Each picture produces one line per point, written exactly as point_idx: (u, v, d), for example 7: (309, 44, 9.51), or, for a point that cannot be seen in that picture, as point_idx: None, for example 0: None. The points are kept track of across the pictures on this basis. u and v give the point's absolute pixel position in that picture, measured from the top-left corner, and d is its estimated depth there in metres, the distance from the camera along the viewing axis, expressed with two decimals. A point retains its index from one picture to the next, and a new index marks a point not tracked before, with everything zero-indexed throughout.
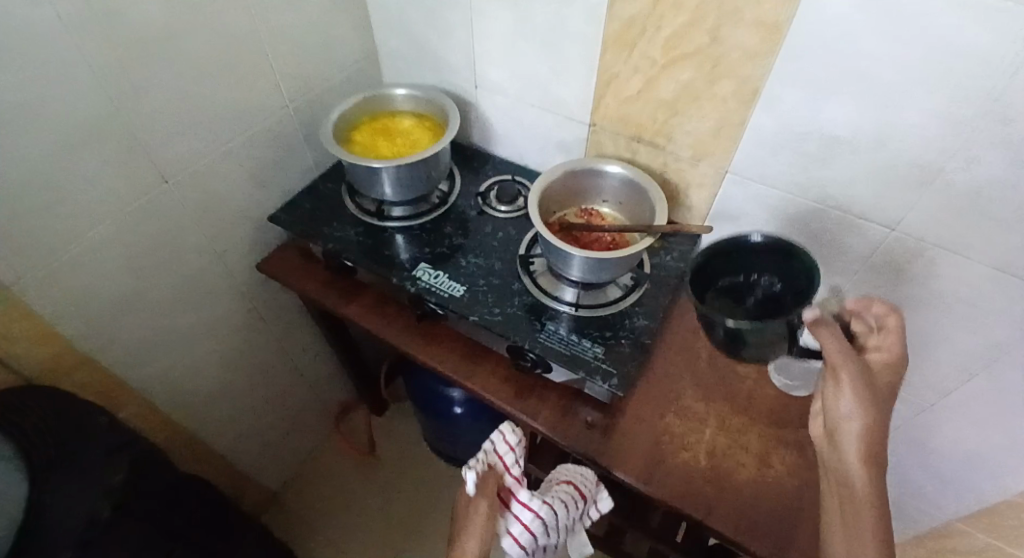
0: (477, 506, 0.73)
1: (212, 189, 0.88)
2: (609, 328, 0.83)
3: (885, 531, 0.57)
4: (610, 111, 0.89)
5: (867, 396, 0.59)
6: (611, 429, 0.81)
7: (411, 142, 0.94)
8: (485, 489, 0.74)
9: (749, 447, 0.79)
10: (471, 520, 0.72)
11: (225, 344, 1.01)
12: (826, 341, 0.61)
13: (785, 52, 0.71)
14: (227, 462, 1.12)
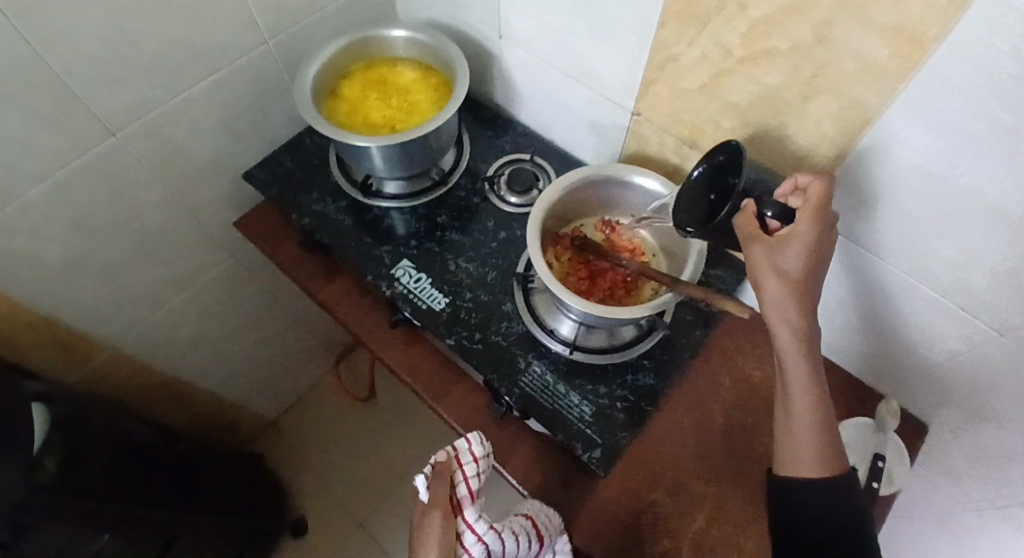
0: (430, 515, 0.57)
1: (177, 141, 0.75)
2: (607, 381, 0.70)
3: (829, 443, 0.51)
4: (660, 103, 0.68)
5: (798, 297, 0.49)
6: (587, 493, 0.69)
7: (410, 104, 0.76)
8: (439, 498, 0.58)
9: (743, 547, 0.66)
10: (424, 531, 0.57)
11: (206, 294, 0.94)
12: (755, 257, 0.51)
13: (920, 79, 0.47)
14: (217, 397, 1.11)
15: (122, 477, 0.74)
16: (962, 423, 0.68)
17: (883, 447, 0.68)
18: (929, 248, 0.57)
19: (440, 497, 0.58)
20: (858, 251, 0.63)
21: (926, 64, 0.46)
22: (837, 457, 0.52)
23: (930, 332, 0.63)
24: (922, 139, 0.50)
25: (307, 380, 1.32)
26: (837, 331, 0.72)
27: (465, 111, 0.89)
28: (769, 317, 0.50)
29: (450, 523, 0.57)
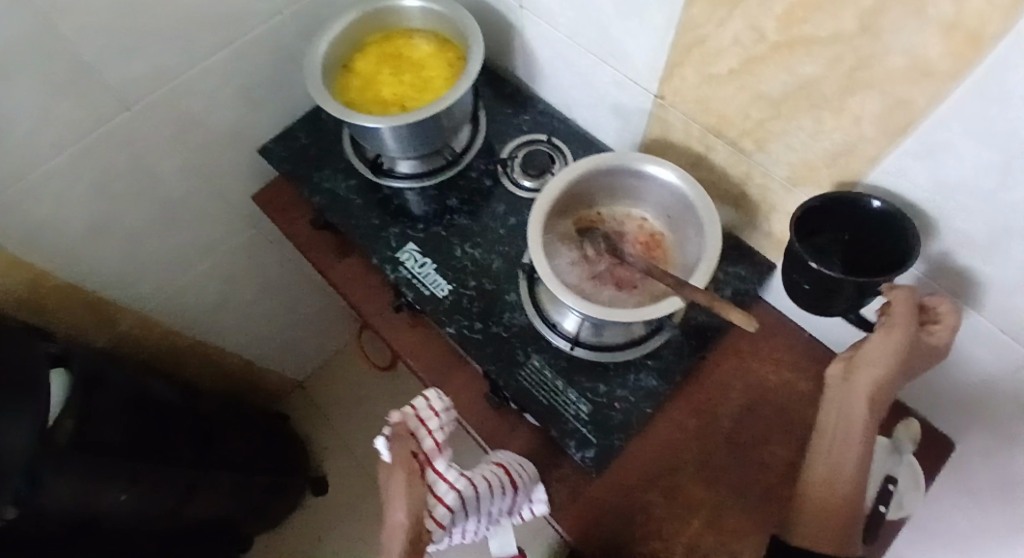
0: (392, 475, 0.52)
1: (193, 113, 0.74)
2: (608, 380, 0.67)
3: (854, 525, 0.48)
4: (687, 88, 0.62)
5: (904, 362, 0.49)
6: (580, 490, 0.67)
7: (423, 80, 0.73)
8: (402, 457, 0.53)
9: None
10: (388, 492, 0.53)
11: (228, 262, 0.96)
12: (896, 306, 0.49)
13: (980, 79, 0.40)
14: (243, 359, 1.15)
15: (143, 439, 0.78)
16: (995, 449, 0.63)
17: (897, 469, 0.58)
18: (974, 266, 0.50)
19: (402, 456, 0.53)
20: None
21: (991, 65, 0.39)
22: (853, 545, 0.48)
23: (966, 353, 0.57)
24: (982, 148, 0.43)
25: (331, 344, 1.34)
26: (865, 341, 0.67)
27: (485, 86, 0.84)
28: (868, 361, 0.50)
29: (415, 477, 0.52)
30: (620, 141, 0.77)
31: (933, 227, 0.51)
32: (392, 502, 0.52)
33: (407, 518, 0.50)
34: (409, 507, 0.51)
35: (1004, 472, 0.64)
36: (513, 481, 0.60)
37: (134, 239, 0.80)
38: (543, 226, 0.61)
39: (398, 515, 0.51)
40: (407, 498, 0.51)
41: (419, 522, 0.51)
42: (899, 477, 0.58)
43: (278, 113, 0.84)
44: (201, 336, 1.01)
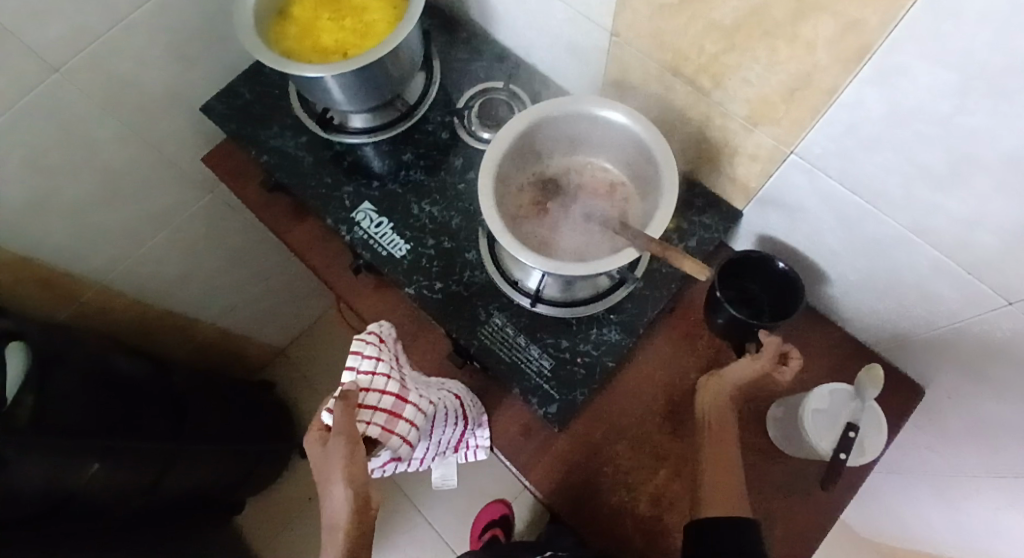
0: (330, 445, 0.50)
1: (125, 76, 0.70)
2: (571, 335, 0.65)
3: (737, 490, 0.56)
4: (640, 23, 0.58)
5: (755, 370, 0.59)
6: (546, 442, 0.67)
7: (366, 26, 0.69)
8: (343, 426, 0.50)
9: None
10: (330, 461, 0.50)
11: (190, 231, 0.93)
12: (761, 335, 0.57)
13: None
14: (219, 329, 1.14)
15: (111, 413, 0.77)
16: (964, 390, 0.62)
17: (859, 415, 0.56)
18: (937, 202, 0.48)
19: (344, 424, 0.50)
20: (855, 200, 0.54)
21: None
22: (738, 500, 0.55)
23: (930, 293, 0.55)
24: (944, 70, 0.40)
25: (311, 311, 1.33)
26: (834, 286, 0.65)
27: (438, 32, 0.80)
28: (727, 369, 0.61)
29: (359, 448, 0.50)
30: (579, 86, 0.73)
31: (894, 161, 0.48)
32: (329, 474, 0.50)
33: (347, 494, 0.50)
34: (349, 484, 0.49)
35: (975, 413, 0.63)
36: (462, 411, 0.64)
37: (83, 211, 0.77)
38: (492, 177, 0.58)
39: (340, 488, 0.50)
40: (346, 473, 0.50)
41: (363, 496, 0.50)
42: (862, 422, 0.56)
43: (221, 71, 0.80)
44: (171, 307, 1.00)
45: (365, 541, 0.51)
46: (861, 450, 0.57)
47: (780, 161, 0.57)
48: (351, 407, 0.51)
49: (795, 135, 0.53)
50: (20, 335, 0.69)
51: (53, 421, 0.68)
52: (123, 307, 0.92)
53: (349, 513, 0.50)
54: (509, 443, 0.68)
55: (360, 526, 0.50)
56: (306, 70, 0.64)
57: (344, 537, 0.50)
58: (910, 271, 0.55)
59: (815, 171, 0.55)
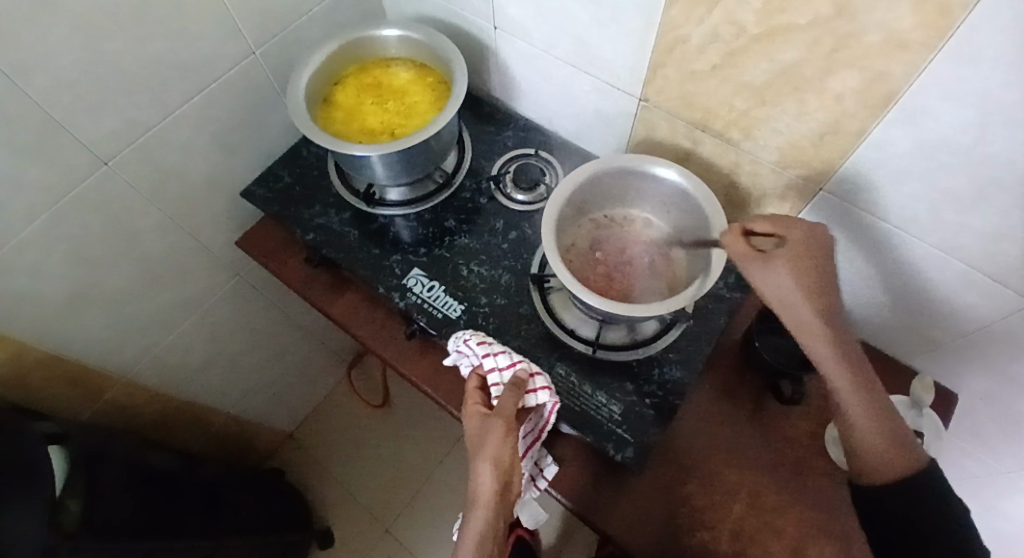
0: (492, 424, 0.55)
1: (169, 165, 0.72)
2: (633, 378, 0.68)
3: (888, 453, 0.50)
4: (670, 88, 0.65)
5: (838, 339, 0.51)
6: (619, 487, 0.68)
7: (408, 107, 0.74)
8: (506, 411, 0.56)
9: (784, 533, 0.65)
10: (483, 441, 0.55)
11: (215, 315, 0.92)
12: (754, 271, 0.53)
13: (952, 45, 0.44)
14: (233, 416, 1.10)
15: (146, 510, 0.72)
16: (997, 391, 0.67)
17: (920, 423, 0.63)
18: (962, 221, 0.55)
19: (508, 408, 0.56)
20: (882, 225, 0.61)
21: (960, 30, 0.43)
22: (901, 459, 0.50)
23: (957, 303, 0.62)
24: (959, 107, 0.47)
25: (321, 389, 1.30)
26: (863, 306, 0.71)
27: (464, 108, 0.86)
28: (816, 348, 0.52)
29: (514, 434, 0.55)
30: (604, 147, 0.80)
31: (921, 189, 0.55)
32: (481, 454, 0.55)
33: (496, 473, 0.55)
34: (499, 465, 0.55)
35: (1007, 412, 0.69)
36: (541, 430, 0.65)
37: (115, 302, 0.76)
38: (553, 229, 0.63)
39: (487, 474, 0.55)
40: (499, 450, 0.55)
41: (507, 480, 0.55)
42: (924, 429, 0.63)
43: (256, 157, 0.83)
44: (190, 396, 0.97)
45: (502, 521, 0.56)
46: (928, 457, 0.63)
47: (810, 197, 0.64)
48: (520, 394, 0.57)
49: (825, 173, 0.60)
50: (60, 436, 0.66)
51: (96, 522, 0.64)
52: (144, 399, 0.88)
53: (494, 492, 0.55)
54: (582, 495, 0.68)
55: (501, 506, 0.55)
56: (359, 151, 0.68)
57: (487, 511, 0.55)
58: (938, 284, 0.62)
59: (844, 203, 0.62)
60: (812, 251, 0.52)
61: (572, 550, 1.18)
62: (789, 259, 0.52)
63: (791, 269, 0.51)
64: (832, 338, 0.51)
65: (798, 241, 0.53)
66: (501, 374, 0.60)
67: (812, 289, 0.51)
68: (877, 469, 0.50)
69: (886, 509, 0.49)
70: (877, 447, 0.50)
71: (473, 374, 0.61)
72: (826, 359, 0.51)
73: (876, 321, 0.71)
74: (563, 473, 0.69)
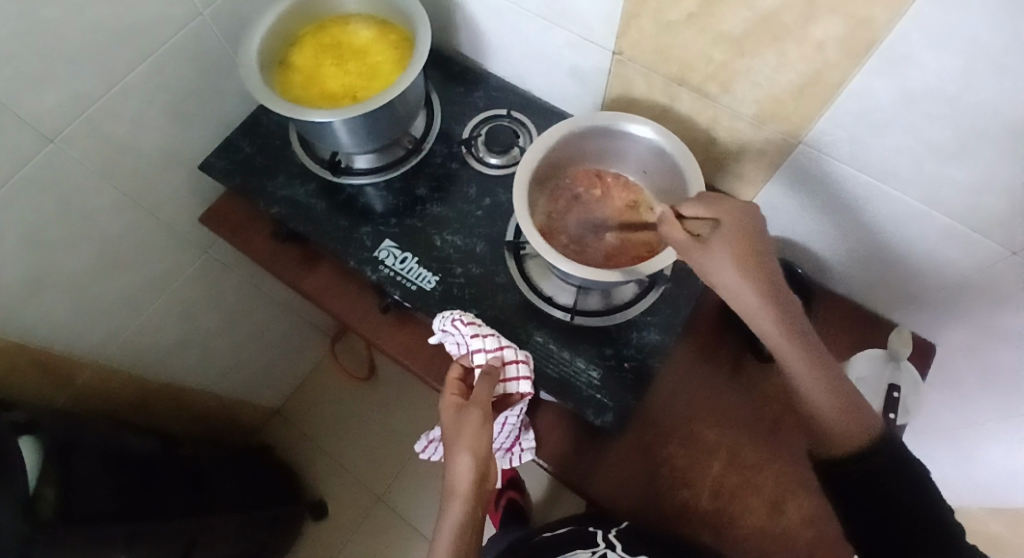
0: (469, 415, 0.55)
1: (121, 140, 0.68)
2: (613, 343, 0.67)
3: (859, 415, 0.49)
4: (645, 41, 0.61)
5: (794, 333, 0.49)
6: (600, 450, 0.68)
7: (371, 68, 0.70)
8: (482, 401, 0.56)
9: (763, 488, 0.66)
10: (459, 430, 0.55)
11: (187, 293, 0.90)
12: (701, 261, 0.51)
13: None
14: (215, 393, 1.08)
15: (124, 496, 0.71)
16: (975, 344, 0.67)
17: (898, 376, 0.63)
18: (945, 172, 0.53)
19: (484, 398, 0.56)
20: (863, 179, 0.59)
21: None
22: (865, 418, 0.49)
23: (937, 257, 0.61)
24: (944, 56, 0.45)
25: (304, 363, 1.29)
26: (844, 261, 0.70)
27: (431, 68, 0.82)
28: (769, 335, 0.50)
29: (488, 425, 0.55)
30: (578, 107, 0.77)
31: (903, 140, 0.53)
32: (458, 444, 0.54)
33: (474, 464, 0.53)
34: (478, 456, 0.53)
35: (984, 362, 0.69)
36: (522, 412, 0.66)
37: (77, 285, 0.73)
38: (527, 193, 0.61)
39: (462, 464, 0.53)
40: (479, 441, 0.54)
41: (484, 471, 0.54)
42: (901, 384, 0.63)
43: (215, 127, 0.79)
44: (167, 376, 0.95)
45: (477, 514, 0.54)
46: (906, 411, 0.62)
47: (791, 152, 0.62)
48: (494, 383, 0.58)
49: (805, 128, 0.58)
50: (32, 426, 0.64)
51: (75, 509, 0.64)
52: (120, 381, 0.87)
53: (472, 484, 0.53)
54: (564, 459, 0.68)
55: (478, 495, 0.54)
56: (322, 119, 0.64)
57: (464, 503, 0.53)
58: (918, 238, 0.61)
59: (826, 159, 0.60)
60: (745, 240, 0.50)
61: (561, 511, 1.20)
62: (729, 247, 0.49)
63: (728, 262, 0.49)
64: (781, 319, 0.50)
65: (735, 224, 0.50)
66: (486, 356, 0.60)
67: (756, 277, 0.49)
68: (842, 446, 0.49)
69: (869, 495, 0.48)
70: (834, 423, 0.49)
71: (455, 364, 0.62)
72: (775, 337, 0.50)
73: (856, 277, 0.71)
74: (545, 440, 0.69)
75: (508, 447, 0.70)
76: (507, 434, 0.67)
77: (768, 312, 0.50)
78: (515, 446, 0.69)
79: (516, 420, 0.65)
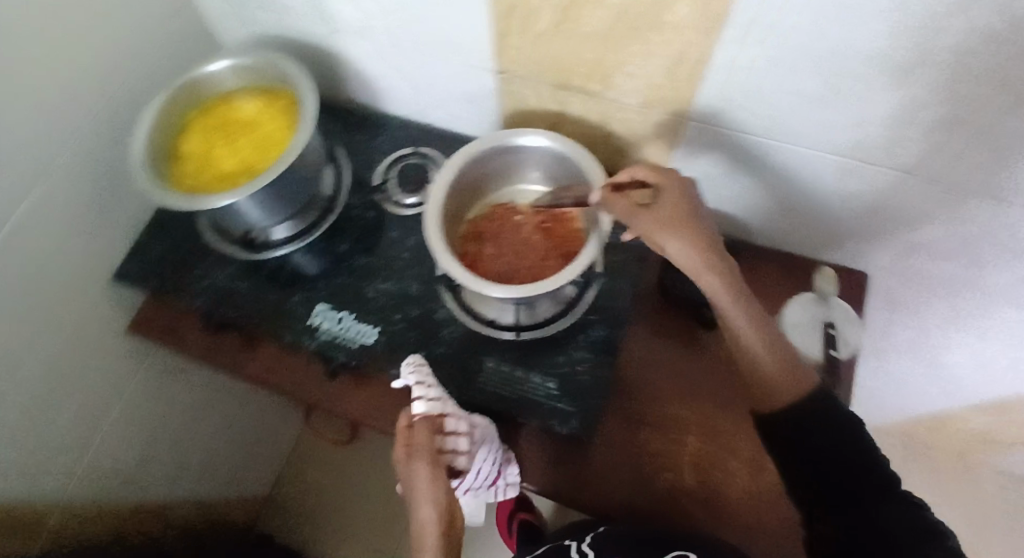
0: (415, 468, 0.56)
1: (26, 274, 0.66)
2: (563, 349, 0.68)
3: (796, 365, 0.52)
4: (524, 55, 0.62)
5: (732, 284, 0.53)
6: (579, 456, 0.67)
7: (264, 141, 0.70)
8: (425, 449, 0.56)
9: (740, 451, 0.67)
10: (413, 485, 0.56)
11: (139, 403, 0.87)
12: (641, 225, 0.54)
13: None
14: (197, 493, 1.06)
15: None
16: (900, 262, 0.70)
17: (830, 313, 0.65)
18: (824, 118, 0.55)
19: (425, 441, 0.56)
20: (755, 139, 0.61)
21: None
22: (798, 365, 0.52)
23: (841, 194, 0.64)
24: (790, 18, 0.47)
25: (282, 436, 1.27)
26: (760, 215, 0.73)
27: (330, 122, 0.81)
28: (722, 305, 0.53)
29: (440, 470, 0.56)
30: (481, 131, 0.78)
31: (779, 98, 0.55)
32: (417, 499, 0.55)
33: (437, 516, 0.55)
34: (437, 506, 0.55)
35: (913, 277, 0.72)
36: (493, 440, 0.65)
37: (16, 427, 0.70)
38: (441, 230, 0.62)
39: (424, 515, 0.55)
40: (435, 492, 0.55)
41: (449, 516, 0.56)
42: (836, 319, 0.65)
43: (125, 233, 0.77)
44: (142, 492, 0.92)
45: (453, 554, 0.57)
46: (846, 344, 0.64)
47: (683, 128, 0.64)
48: (434, 427, 0.57)
49: (687, 104, 0.60)
50: None
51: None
52: (91, 512, 0.84)
53: (437, 532, 0.55)
54: (545, 478, 0.67)
55: (449, 538, 0.56)
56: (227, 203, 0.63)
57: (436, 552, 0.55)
58: (818, 180, 0.63)
59: (718, 128, 0.62)
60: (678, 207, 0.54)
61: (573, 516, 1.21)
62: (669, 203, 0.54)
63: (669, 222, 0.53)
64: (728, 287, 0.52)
65: (673, 191, 0.55)
66: (427, 405, 0.59)
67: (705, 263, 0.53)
68: (782, 398, 0.51)
69: (820, 457, 0.49)
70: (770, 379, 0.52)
71: (402, 414, 0.58)
72: (722, 296, 0.53)
73: (776, 226, 0.74)
74: (528, 467, 0.67)
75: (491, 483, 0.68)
76: (486, 476, 0.65)
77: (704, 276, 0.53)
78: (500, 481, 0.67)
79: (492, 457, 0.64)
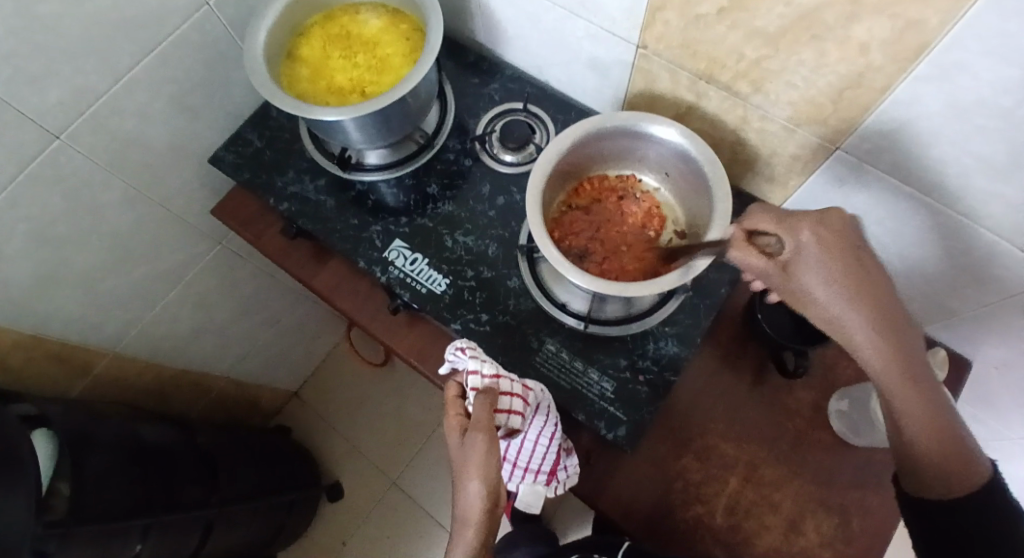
0: (472, 439, 0.49)
1: (155, 12, 0.61)
2: (628, 354, 0.64)
3: (936, 415, 0.42)
4: (670, 35, 0.57)
5: (842, 271, 0.42)
6: (498, 495, 0.49)
7: (382, 58, 0.67)
8: (483, 422, 0.50)
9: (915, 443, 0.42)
10: (464, 457, 0.49)
11: (195, 291, 0.89)
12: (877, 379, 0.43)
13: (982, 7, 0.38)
14: (217, 391, 1.07)
15: None
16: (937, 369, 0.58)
17: None
18: (915, 150, 0.50)
19: (485, 417, 0.50)
20: (905, 190, 0.54)
21: None
22: (922, 376, 0.42)
23: (975, 271, 0.57)
24: None
25: (323, 349, 1.31)
26: (912, 256, 0.61)
27: (445, 57, 0.78)
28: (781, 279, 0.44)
29: (498, 445, 0.49)
30: None
31: (948, 151, 0.48)
32: (468, 468, 0.49)
33: (485, 492, 0.48)
34: (489, 482, 0.48)
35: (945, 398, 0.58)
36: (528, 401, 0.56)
37: (53, 277, 0.68)
38: (397, 99, 0.61)
39: (473, 486, 0.48)
40: (486, 468, 0.48)
41: (497, 496, 0.48)
42: None
43: (225, 122, 0.77)
44: (185, 363, 0.96)
45: (492, 539, 0.49)
46: (860, 434, 0.64)
47: (827, 157, 0.57)
48: (492, 400, 0.52)
49: (843, 132, 0.53)
50: None
51: (74, 543, 0.63)
52: None
53: (484, 510, 0.48)
54: (484, 469, 0.48)
55: (491, 522, 0.48)
56: (340, 120, 0.61)
57: (477, 533, 0.48)
58: (947, 267, 0.59)
59: (603, 121, 0.59)
60: (845, 237, 0.43)
61: (568, 513, 1.13)
62: (818, 242, 0.42)
63: (822, 258, 0.42)
64: (891, 345, 0.41)
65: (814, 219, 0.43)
66: (482, 380, 0.53)
67: (876, 302, 0.41)
68: (930, 487, 0.42)
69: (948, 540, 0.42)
70: (933, 470, 0.42)
71: (454, 385, 0.55)
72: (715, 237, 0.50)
73: (912, 286, 0.64)
74: (591, 474, 0.65)
75: (550, 472, 0.63)
76: (544, 457, 0.61)
77: (845, 295, 0.41)
78: (558, 472, 0.63)
79: (547, 439, 0.60)
